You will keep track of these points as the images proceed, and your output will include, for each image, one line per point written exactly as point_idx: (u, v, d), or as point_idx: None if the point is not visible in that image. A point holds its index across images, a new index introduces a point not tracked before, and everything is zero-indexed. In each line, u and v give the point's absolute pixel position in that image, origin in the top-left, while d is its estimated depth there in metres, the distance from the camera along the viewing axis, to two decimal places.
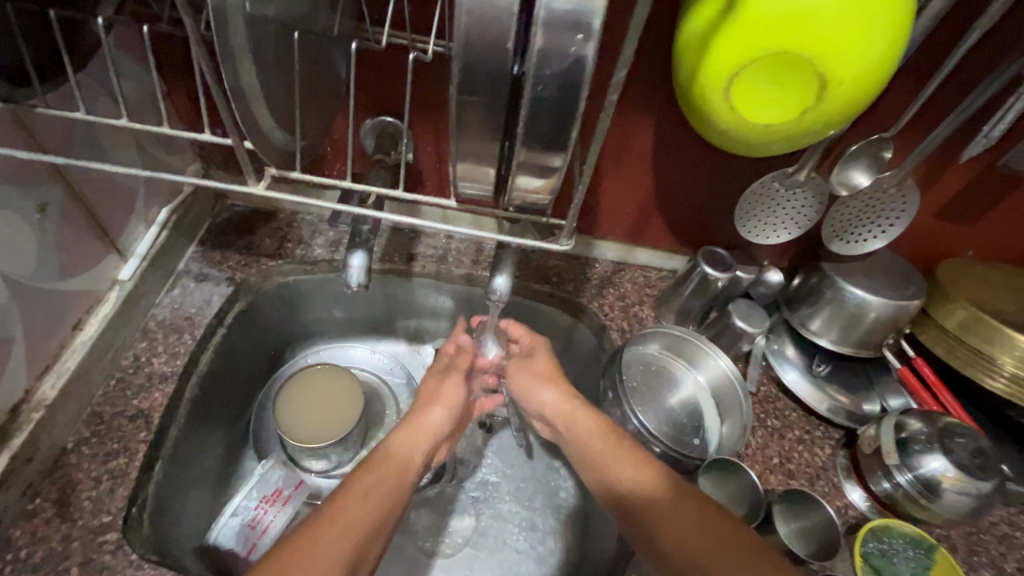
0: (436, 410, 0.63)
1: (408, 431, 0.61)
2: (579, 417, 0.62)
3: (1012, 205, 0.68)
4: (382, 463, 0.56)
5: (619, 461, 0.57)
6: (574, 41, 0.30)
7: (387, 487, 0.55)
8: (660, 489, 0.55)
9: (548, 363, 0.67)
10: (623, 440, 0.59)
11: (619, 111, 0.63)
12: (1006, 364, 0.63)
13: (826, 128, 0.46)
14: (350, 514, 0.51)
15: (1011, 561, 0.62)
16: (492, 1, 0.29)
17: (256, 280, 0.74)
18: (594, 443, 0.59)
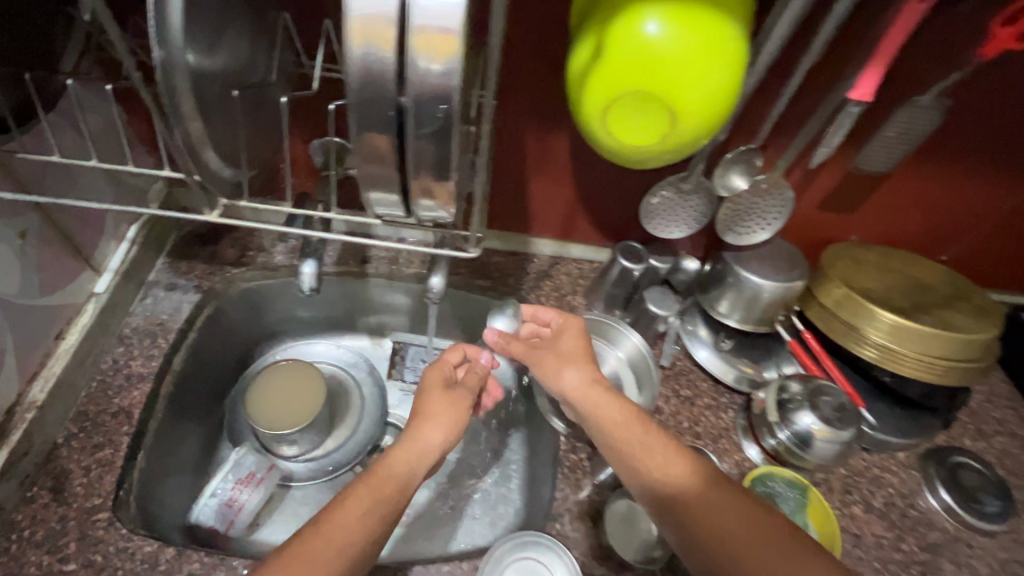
0: (438, 425, 0.66)
1: (411, 446, 0.64)
2: (604, 404, 0.66)
3: (875, 198, 0.80)
4: (380, 482, 0.59)
5: (649, 453, 0.61)
6: (440, 109, 0.35)
7: (384, 507, 0.57)
8: (691, 480, 0.59)
9: (576, 345, 0.73)
10: (653, 429, 0.63)
11: (538, 127, 0.72)
12: (871, 334, 0.73)
13: (689, 149, 0.55)
14: (344, 533, 0.54)
15: (878, 496, 0.74)
16: (374, 63, 0.34)
17: (222, 287, 0.82)
18: (622, 433, 0.63)
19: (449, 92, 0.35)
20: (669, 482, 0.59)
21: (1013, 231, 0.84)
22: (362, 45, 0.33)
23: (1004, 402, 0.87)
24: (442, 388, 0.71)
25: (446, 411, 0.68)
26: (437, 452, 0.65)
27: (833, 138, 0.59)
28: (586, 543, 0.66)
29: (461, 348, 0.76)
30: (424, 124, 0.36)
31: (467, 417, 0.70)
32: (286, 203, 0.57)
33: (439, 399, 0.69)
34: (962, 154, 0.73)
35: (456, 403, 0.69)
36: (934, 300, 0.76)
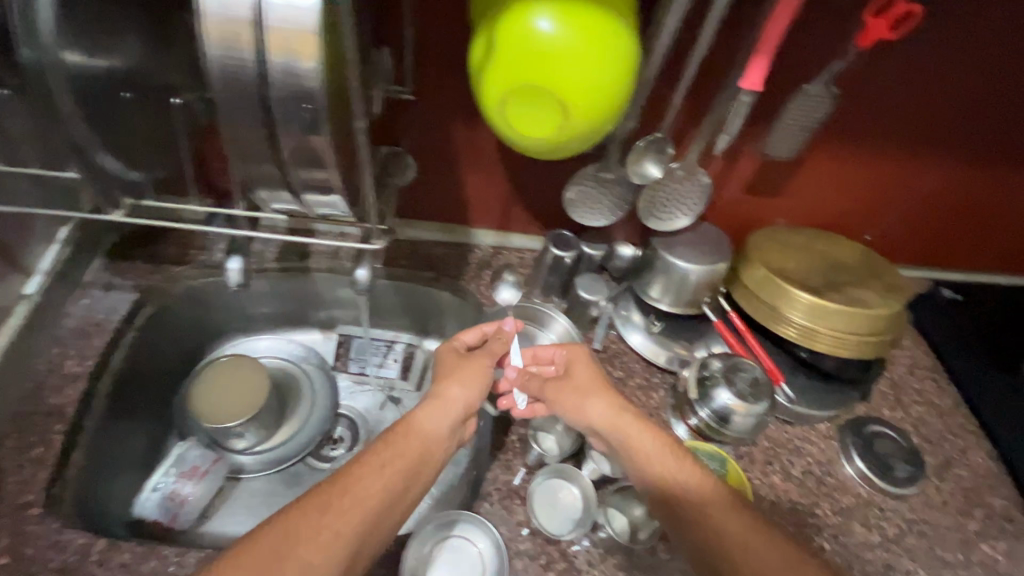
0: (459, 384, 0.70)
1: (435, 405, 0.67)
2: (635, 435, 0.65)
3: (798, 183, 0.83)
4: (401, 440, 0.63)
5: (683, 487, 0.60)
6: (305, 108, 0.37)
7: (402, 464, 0.61)
8: (727, 519, 0.57)
9: (588, 376, 0.72)
10: (690, 461, 0.63)
11: (462, 121, 0.74)
12: (789, 314, 0.77)
13: (587, 141, 0.58)
14: (366, 485, 0.56)
15: (797, 466, 0.78)
16: (233, 64, 0.35)
17: (163, 285, 0.83)
18: (658, 462, 0.63)
19: (311, 93, 0.36)
20: (704, 512, 0.58)
21: (929, 210, 0.87)
22: (221, 45, 0.35)
23: (923, 373, 0.91)
24: (455, 356, 0.74)
25: (467, 371, 0.72)
26: (463, 407, 0.69)
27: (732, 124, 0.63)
28: (515, 521, 0.69)
29: (479, 326, 0.77)
30: (292, 122, 0.38)
31: (487, 378, 0.73)
32: (189, 195, 0.64)
33: (456, 363, 0.72)
34: (873, 137, 0.76)
35: (477, 364, 0.73)
36: (847, 279, 0.80)
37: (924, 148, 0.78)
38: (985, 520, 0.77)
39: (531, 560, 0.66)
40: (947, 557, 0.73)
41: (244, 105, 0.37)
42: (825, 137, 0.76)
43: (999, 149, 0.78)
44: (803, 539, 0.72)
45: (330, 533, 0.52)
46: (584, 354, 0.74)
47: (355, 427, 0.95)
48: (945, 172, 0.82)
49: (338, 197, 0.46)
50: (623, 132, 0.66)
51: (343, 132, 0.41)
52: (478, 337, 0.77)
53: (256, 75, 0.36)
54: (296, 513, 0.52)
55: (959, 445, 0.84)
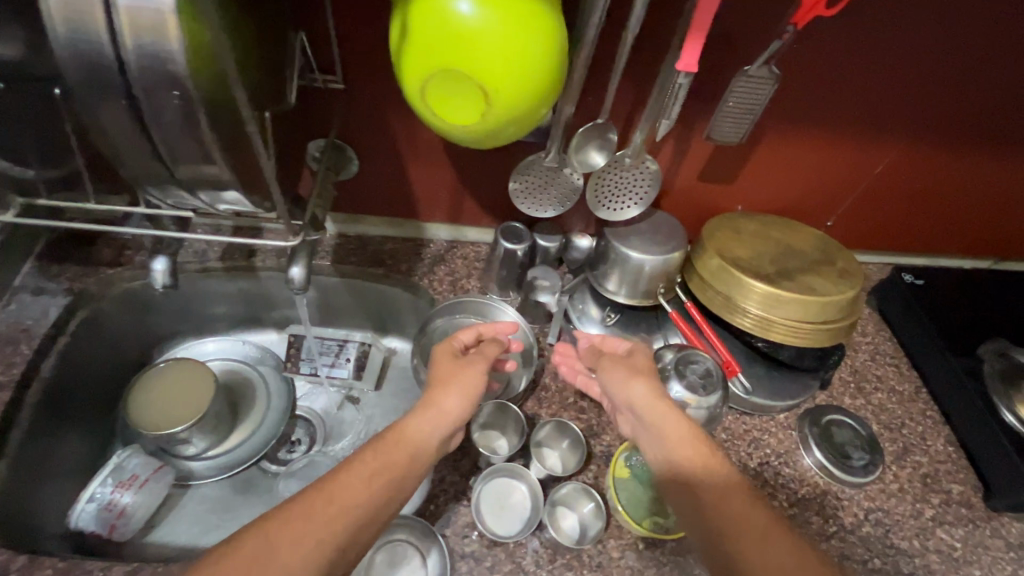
0: (458, 394, 0.63)
1: (428, 414, 0.61)
2: (672, 420, 0.62)
3: (753, 168, 0.81)
4: (392, 447, 0.57)
5: (709, 479, 0.57)
6: (175, 96, 0.35)
7: (391, 473, 0.55)
8: (749, 515, 0.54)
9: (646, 361, 0.69)
10: (712, 454, 0.60)
11: (400, 110, 0.72)
12: (743, 304, 0.75)
13: (515, 127, 0.55)
14: (349, 495, 0.52)
15: (754, 457, 0.77)
16: (87, 47, 0.33)
17: (97, 288, 0.80)
18: (681, 450, 0.60)
19: (179, 81, 0.34)
20: (715, 505, 0.55)
21: (884, 194, 0.87)
22: (68, 26, 0.33)
23: (882, 360, 0.90)
24: (452, 359, 0.67)
25: (465, 378, 0.64)
26: (455, 420, 0.62)
27: (670, 109, 0.61)
28: (462, 522, 0.67)
29: (476, 327, 0.72)
30: (162, 113, 0.35)
31: (481, 389, 0.66)
32: (91, 199, 0.60)
33: (453, 369, 0.65)
34: (826, 119, 0.75)
35: (474, 370, 0.66)
36: (802, 266, 0.78)
37: (876, 132, 0.77)
38: (942, 506, 0.77)
39: (476, 562, 0.64)
40: (904, 545, 0.73)
41: (111, 93, 0.35)
42: (776, 123, 0.75)
43: (951, 134, 0.78)
44: None
45: (287, 544, 0.48)
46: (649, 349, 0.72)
47: (312, 429, 0.92)
48: (897, 157, 0.81)
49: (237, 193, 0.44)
50: (561, 120, 0.64)
51: (230, 121, 0.39)
52: (473, 338, 0.72)
53: (117, 63, 0.34)
54: (262, 530, 0.48)
55: (918, 431, 0.83)
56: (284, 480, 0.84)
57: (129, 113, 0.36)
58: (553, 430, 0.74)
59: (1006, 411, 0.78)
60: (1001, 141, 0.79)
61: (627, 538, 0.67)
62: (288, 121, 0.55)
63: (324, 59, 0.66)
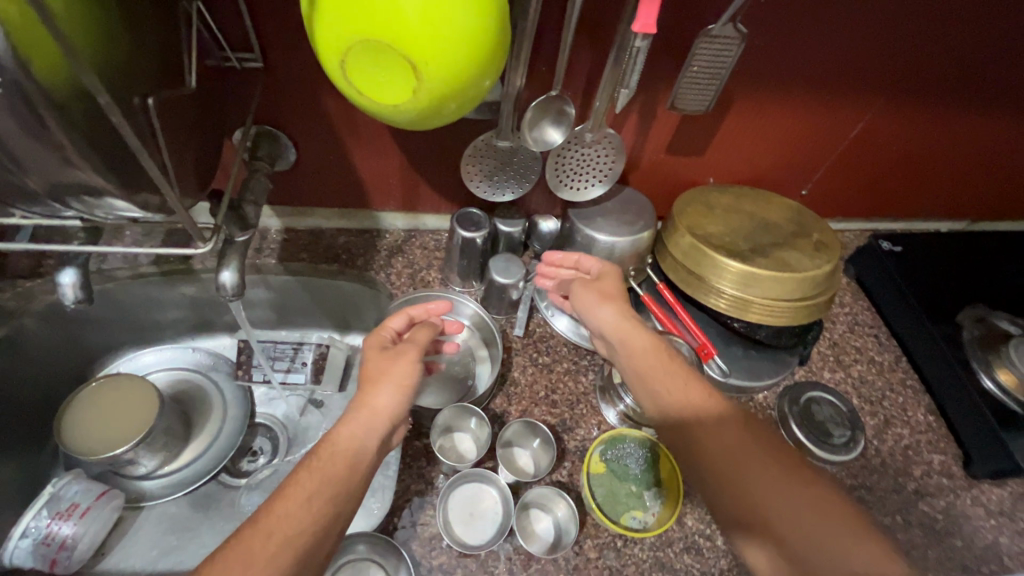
0: (390, 388, 0.59)
1: (362, 416, 0.56)
2: (638, 334, 0.64)
3: (723, 137, 0.76)
4: (326, 462, 0.52)
5: (674, 380, 0.59)
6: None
7: (334, 490, 0.51)
8: (710, 407, 0.56)
9: (616, 286, 0.69)
10: (704, 395, 0.58)
11: (334, 91, 0.65)
12: (718, 284, 0.71)
13: (450, 103, 0.48)
14: (291, 524, 0.48)
15: None
16: None
17: (17, 304, 0.72)
18: (674, 389, 0.59)
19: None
20: (685, 410, 0.56)
21: (860, 159, 0.83)
22: None
23: (861, 331, 0.88)
24: (380, 350, 0.63)
25: (396, 369, 0.60)
26: (390, 416, 0.58)
27: (628, 78, 0.55)
28: (429, 534, 0.63)
29: (404, 309, 0.68)
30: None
31: (415, 377, 0.61)
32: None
33: (382, 363, 0.61)
34: (799, 82, 0.70)
35: (404, 359, 0.61)
36: (776, 240, 0.74)
37: (851, 94, 0.73)
38: (923, 477, 0.75)
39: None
40: (887, 521, 0.71)
41: None
42: (745, 88, 0.70)
43: (929, 91, 0.73)
44: None
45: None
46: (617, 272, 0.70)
47: (274, 437, 0.87)
48: (873, 119, 0.77)
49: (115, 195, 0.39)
50: (510, 95, 0.57)
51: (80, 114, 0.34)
52: (406, 323, 0.68)
53: None
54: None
55: (898, 402, 0.82)
56: (245, 494, 0.79)
57: None
58: (523, 428, 0.69)
59: (986, 377, 0.76)
60: (982, 97, 0.75)
61: (604, 536, 0.64)
62: (192, 107, 0.48)
63: (238, 35, 0.58)
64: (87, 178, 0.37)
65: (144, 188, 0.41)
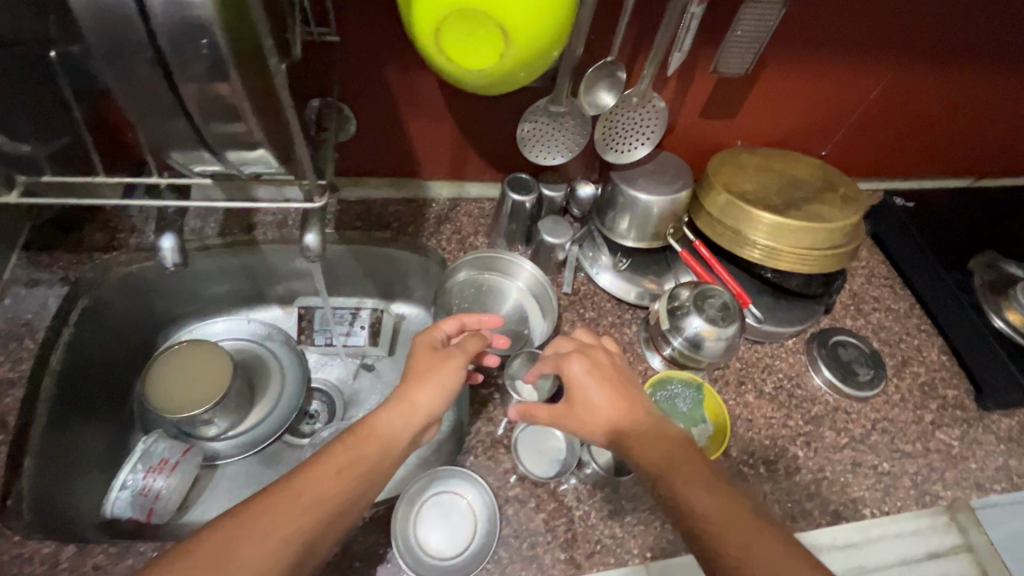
0: (432, 389, 0.62)
1: (399, 407, 0.60)
2: (645, 451, 0.55)
3: (754, 100, 0.81)
4: (364, 440, 0.57)
5: (653, 453, 0.55)
6: (202, 44, 0.34)
7: (365, 466, 0.55)
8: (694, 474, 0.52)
9: (594, 402, 0.60)
10: (760, 532, 0.48)
11: (399, 62, 0.69)
12: (753, 237, 0.76)
13: (526, 69, 0.53)
14: (319, 491, 0.52)
15: (769, 382, 0.81)
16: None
17: (94, 275, 0.76)
18: (731, 537, 0.47)
19: (204, 22, 0.33)
20: (670, 470, 0.53)
21: (879, 117, 0.88)
22: None
23: (880, 282, 0.94)
24: (429, 351, 0.65)
25: (440, 373, 0.62)
26: (428, 414, 0.61)
27: (682, 42, 0.61)
28: (502, 469, 0.68)
29: (458, 316, 0.71)
30: (188, 60, 0.34)
31: (459, 382, 0.64)
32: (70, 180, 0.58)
33: (430, 362, 0.64)
34: (826, 46, 0.75)
35: (451, 364, 0.63)
36: (806, 195, 0.80)
37: (874, 54, 0.77)
38: (939, 410, 0.82)
39: (521, 504, 0.66)
40: (908, 448, 0.78)
41: (132, 39, 0.34)
42: (778, 53, 0.75)
43: (944, 51, 0.79)
44: (778, 449, 0.75)
45: (278, 540, 0.48)
46: (588, 372, 0.62)
47: (330, 400, 0.92)
48: (893, 78, 0.82)
49: (265, 151, 0.43)
50: (570, 62, 0.62)
51: (253, 74, 0.38)
52: (457, 328, 0.70)
53: (138, 10, 0.33)
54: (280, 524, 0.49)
55: (915, 344, 0.88)
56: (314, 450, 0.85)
57: (150, 64, 0.35)
58: None
59: (997, 317, 0.87)
60: (991, 57, 0.81)
61: None
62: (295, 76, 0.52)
63: (317, 9, 0.62)
64: (244, 135, 0.40)
65: (277, 145, 0.45)
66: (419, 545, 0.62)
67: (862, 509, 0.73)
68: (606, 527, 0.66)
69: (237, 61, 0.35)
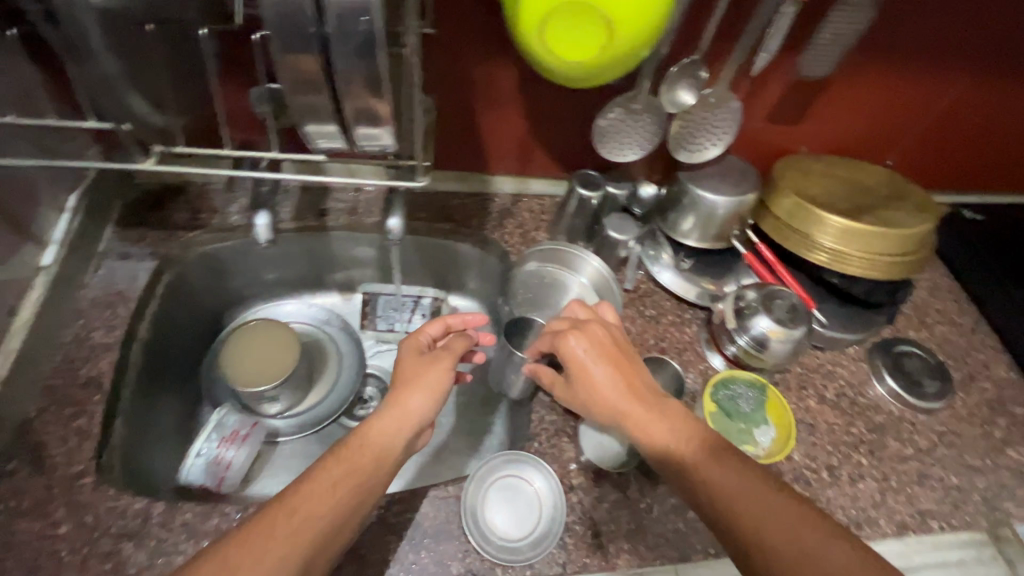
0: (424, 392, 0.62)
1: (393, 414, 0.60)
2: (654, 428, 0.58)
3: (823, 107, 0.81)
4: (355, 453, 0.56)
5: (661, 431, 0.58)
6: (360, 23, 0.36)
7: (357, 478, 0.54)
8: (699, 446, 0.56)
9: (596, 378, 0.62)
10: (761, 485, 0.52)
11: (484, 57, 0.73)
12: (819, 240, 0.76)
13: (621, 63, 0.55)
14: (315, 504, 0.51)
15: (831, 389, 0.80)
16: None
17: (178, 252, 0.80)
18: (742, 503, 0.51)
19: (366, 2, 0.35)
20: (675, 451, 0.57)
21: (945, 130, 0.87)
22: None
23: (945, 295, 0.92)
24: (416, 354, 0.66)
25: (429, 375, 0.63)
26: (419, 419, 0.61)
27: (771, 43, 0.61)
28: (565, 458, 0.69)
29: (442, 318, 0.72)
30: (344, 36, 0.37)
31: (448, 384, 0.64)
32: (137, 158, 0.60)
33: (417, 366, 0.64)
34: (899, 56, 0.75)
35: (439, 366, 0.64)
36: (876, 202, 0.80)
37: (954, 62, 0.77)
38: (1009, 427, 0.80)
39: (584, 492, 0.67)
40: (977, 463, 0.76)
41: (297, 16, 0.36)
42: (851, 60, 0.76)
43: (1019, 66, 0.78)
44: (842, 456, 0.74)
45: (274, 557, 0.47)
46: (587, 344, 0.64)
47: (384, 387, 0.94)
48: (964, 91, 0.81)
49: (386, 129, 0.45)
50: (657, 59, 0.64)
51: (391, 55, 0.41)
52: (442, 330, 0.72)
53: None
54: (261, 541, 0.47)
55: (982, 359, 0.86)
56: None
57: (305, 39, 0.38)
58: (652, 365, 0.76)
59: None
60: None
61: None
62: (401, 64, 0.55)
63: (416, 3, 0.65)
64: (374, 112, 0.43)
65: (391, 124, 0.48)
66: (486, 526, 0.63)
67: (930, 522, 0.71)
68: (669, 521, 0.66)
69: (383, 41, 0.38)
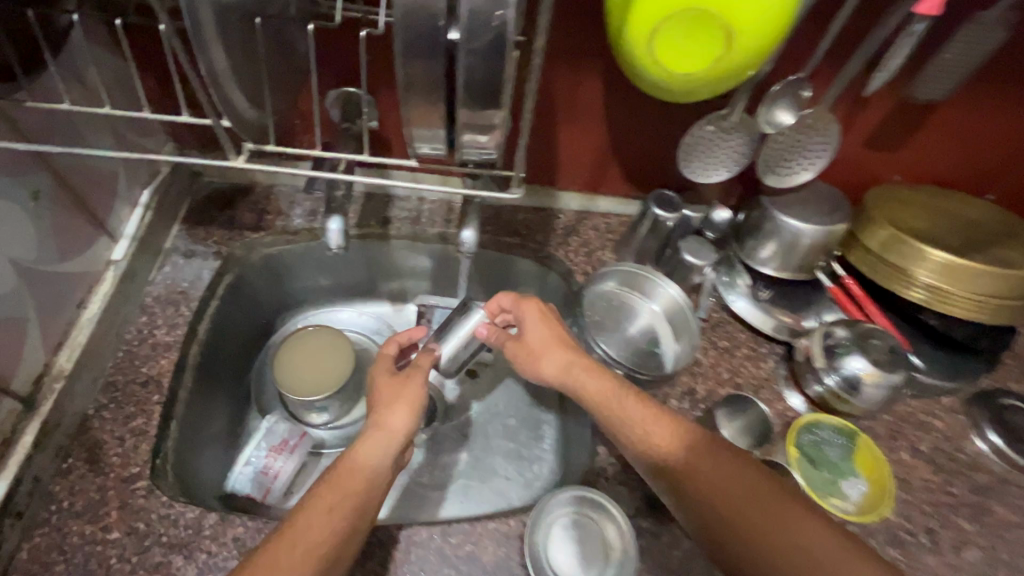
0: (403, 408, 0.60)
1: (376, 434, 0.58)
2: (627, 409, 0.61)
3: (924, 134, 0.76)
4: (345, 476, 0.54)
5: (637, 423, 0.60)
6: None
7: (352, 498, 0.52)
8: (675, 435, 0.59)
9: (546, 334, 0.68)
10: (745, 476, 0.56)
11: (567, 70, 0.71)
12: (919, 274, 0.70)
13: (727, 80, 0.51)
14: (311, 534, 0.49)
15: (926, 442, 0.72)
16: None
17: (241, 253, 0.79)
18: (731, 496, 0.55)
19: None
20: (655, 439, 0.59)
21: None
22: None
23: None
24: (388, 374, 0.64)
25: (408, 390, 0.62)
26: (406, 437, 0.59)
27: (890, 61, 0.56)
28: (634, 498, 0.64)
29: (394, 338, 0.70)
30: None
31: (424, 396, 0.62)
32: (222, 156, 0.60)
33: (391, 386, 0.62)
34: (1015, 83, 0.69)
35: (414, 379, 0.63)
36: (985, 240, 0.74)
37: None
38: None
39: (654, 538, 0.62)
40: None
41: None
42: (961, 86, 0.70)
43: None
44: (941, 518, 0.67)
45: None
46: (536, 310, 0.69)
47: None
48: None
49: None
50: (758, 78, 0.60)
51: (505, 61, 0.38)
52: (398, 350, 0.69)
53: None
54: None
55: None
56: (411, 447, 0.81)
57: None
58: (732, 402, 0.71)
59: None
60: None
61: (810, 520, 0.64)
62: None
63: None
64: None
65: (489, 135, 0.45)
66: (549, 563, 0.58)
67: None
68: None
69: None
